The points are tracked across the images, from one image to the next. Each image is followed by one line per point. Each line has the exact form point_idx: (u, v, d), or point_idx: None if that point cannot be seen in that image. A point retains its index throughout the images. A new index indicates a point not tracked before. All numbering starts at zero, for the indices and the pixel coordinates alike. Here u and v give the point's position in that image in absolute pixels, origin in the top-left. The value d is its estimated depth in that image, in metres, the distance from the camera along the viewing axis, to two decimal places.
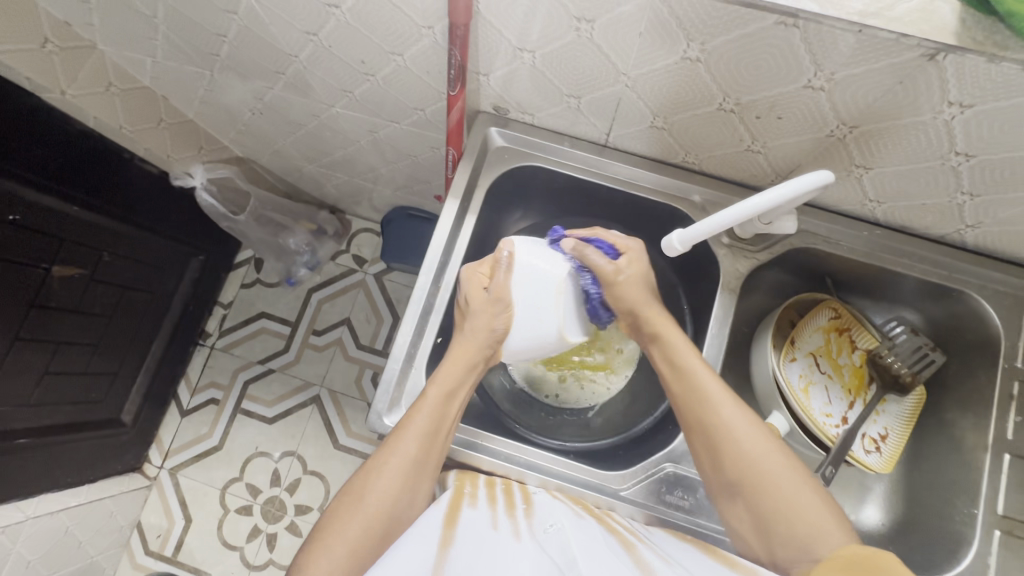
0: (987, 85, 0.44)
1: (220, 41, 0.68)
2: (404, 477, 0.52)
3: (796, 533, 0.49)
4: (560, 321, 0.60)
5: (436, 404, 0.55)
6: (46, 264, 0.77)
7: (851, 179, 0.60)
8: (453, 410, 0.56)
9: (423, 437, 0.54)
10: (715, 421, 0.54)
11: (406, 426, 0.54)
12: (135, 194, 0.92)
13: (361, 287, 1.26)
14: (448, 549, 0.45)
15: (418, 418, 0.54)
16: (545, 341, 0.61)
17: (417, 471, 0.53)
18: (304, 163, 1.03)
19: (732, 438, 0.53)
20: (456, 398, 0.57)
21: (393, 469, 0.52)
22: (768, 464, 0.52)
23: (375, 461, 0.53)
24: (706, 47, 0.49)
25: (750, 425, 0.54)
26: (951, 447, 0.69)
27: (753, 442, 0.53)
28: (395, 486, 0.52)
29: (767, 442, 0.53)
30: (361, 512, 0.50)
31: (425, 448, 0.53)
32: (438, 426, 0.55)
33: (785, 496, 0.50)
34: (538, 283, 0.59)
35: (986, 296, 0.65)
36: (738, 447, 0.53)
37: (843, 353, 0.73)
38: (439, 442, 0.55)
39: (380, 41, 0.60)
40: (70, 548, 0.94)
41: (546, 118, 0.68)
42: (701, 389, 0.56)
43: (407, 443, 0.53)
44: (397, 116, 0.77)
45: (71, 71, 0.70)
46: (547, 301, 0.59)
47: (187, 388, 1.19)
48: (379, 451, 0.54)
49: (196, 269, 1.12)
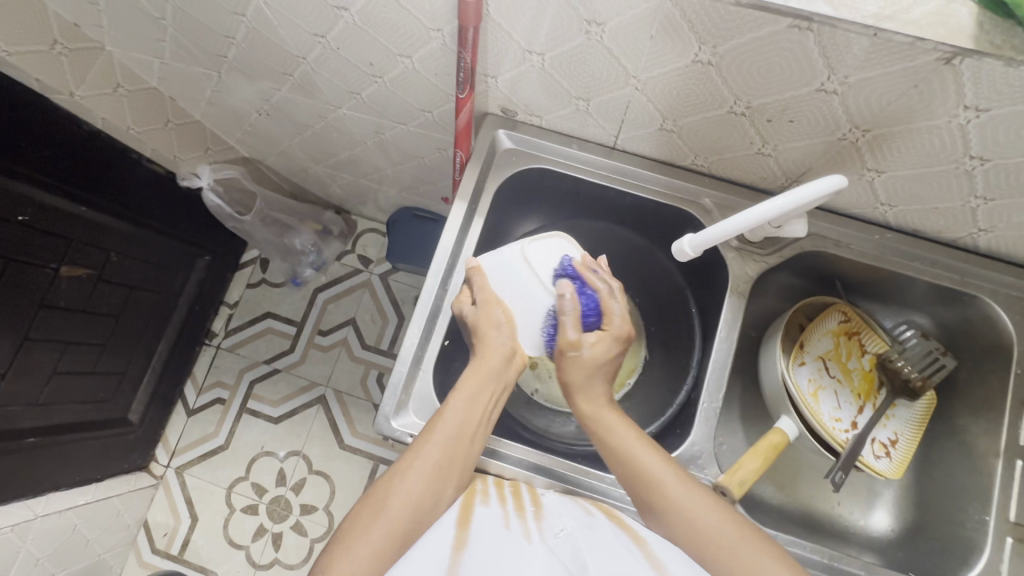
0: (1004, 90, 0.44)
1: (228, 43, 0.68)
2: (428, 482, 0.50)
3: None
4: (543, 283, 0.58)
5: (463, 409, 0.54)
6: (54, 265, 0.77)
7: (863, 182, 0.60)
8: (477, 417, 0.55)
9: (449, 442, 0.53)
10: (664, 497, 0.51)
11: (431, 432, 0.53)
12: (143, 195, 0.92)
13: (366, 287, 1.26)
14: (463, 550, 0.46)
15: (441, 424, 0.53)
16: (545, 308, 0.58)
17: (443, 475, 0.52)
18: (310, 163, 1.03)
19: (684, 516, 0.50)
20: (478, 403, 0.55)
21: (420, 470, 0.51)
22: (726, 538, 0.48)
23: (398, 468, 0.51)
24: (717, 50, 0.48)
25: (704, 502, 0.51)
26: (961, 452, 0.69)
27: (708, 517, 0.49)
28: (421, 486, 0.50)
29: (727, 517, 0.50)
30: (383, 521, 0.48)
31: (450, 454, 0.52)
32: (462, 432, 0.53)
33: (750, 569, 0.46)
34: (509, 271, 0.58)
35: (999, 301, 0.65)
36: (691, 524, 0.49)
37: (853, 357, 0.72)
38: (463, 448, 0.53)
39: (388, 43, 0.60)
40: (78, 546, 0.94)
41: (554, 120, 0.67)
42: (642, 467, 0.52)
43: (432, 447, 0.52)
44: (404, 118, 0.76)
45: (79, 72, 0.70)
46: (524, 274, 0.58)
47: (194, 388, 1.19)
48: (403, 458, 0.52)
49: (202, 269, 1.12)
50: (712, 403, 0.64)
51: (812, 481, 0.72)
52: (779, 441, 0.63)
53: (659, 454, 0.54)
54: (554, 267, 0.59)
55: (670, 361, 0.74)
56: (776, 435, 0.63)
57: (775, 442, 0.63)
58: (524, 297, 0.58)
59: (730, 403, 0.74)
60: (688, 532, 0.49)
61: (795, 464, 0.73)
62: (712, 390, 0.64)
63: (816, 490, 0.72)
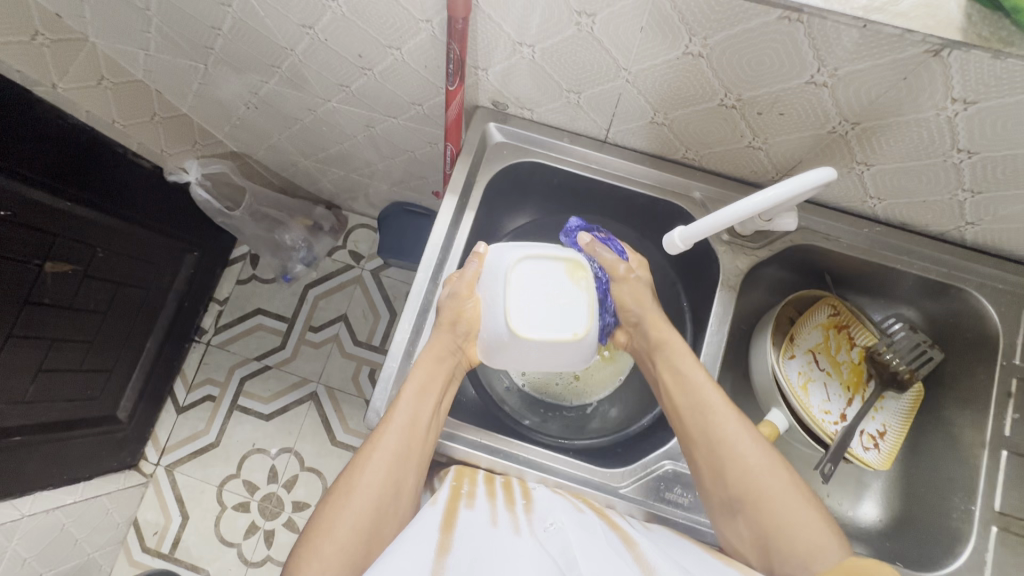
0: (991, 82, 0.44)
1: (214, 34, 0.67)
2: (386, 476, 0.52)
3: (798, 546, 0.49)
4: (507, 307, 0.55)
5: (415, 400, 0.55)
6: (38, 261, 0.76)
7: (852, 175, 0.60)
8: (431, 408, 0.56)
9: (405, 434, 0.54)
10: (721, 434, 0.54)
11: (388, 424, 0.54)
12: (129, 190, 0.91)
13: (358, 283, 1.25)
14: (447, 549, 0.45)
15: (395, 415, 0.54)
16: (500, 334, 0.56)
17: (400, 468, 0.52)
18: (300, 158, 1.02)
19: (736, 454, 0.53)
20: (431, 395, 0.56)
21: (377, 465, 0.52)
22: (769, 481, 0.52)
23: (356, 464, 0.53)
24: (708, 42, 0.48)
25: (754, 445, 0.54)
26: (948, 443, 0.69)
27: (756, 460, 0.53)
28: (380, 483, 0.51)
29: (773, 461, 0.54)
30: (345, 519, 0.49)
31: (409, 446, 0.53)
32: (416, 421, 0.54)
33: (784, 513, 0.51)
34: (495, 272, 0.57)
35: (986, 293, 0.65)
36: (740, 461, 0.53)
37: (842, 350, 0.73)
38: (419, 439, 0.54)
39: (377, 35, 0.60)
40: (66, 546, 0.93)
41: (545, 114, 0.67)
42: (702, 401, 0.56)
43: (389, 440, 0.53)
44: (394, 111, 0.76)
45: (62, 64, 0.69)
46: (499, 285, 0.56)
47: (184, 385, 1.18)
48: (360, 454, 0.53)
49: (190, 264, 1.11)
50: None
51: (802, 473, 0.73)
52: (769, 434, 0.65)
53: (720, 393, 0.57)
54: (530, 298, 0.55)
55: None
56: (766, 427, 0.65)
57: (765, 434, 0.64)
58: (493, 315, 0.56)
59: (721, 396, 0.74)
60: (737, 470, 0.53)
61: (785, 456, 0.74)
62: None
63: (806, 483, 0.73)
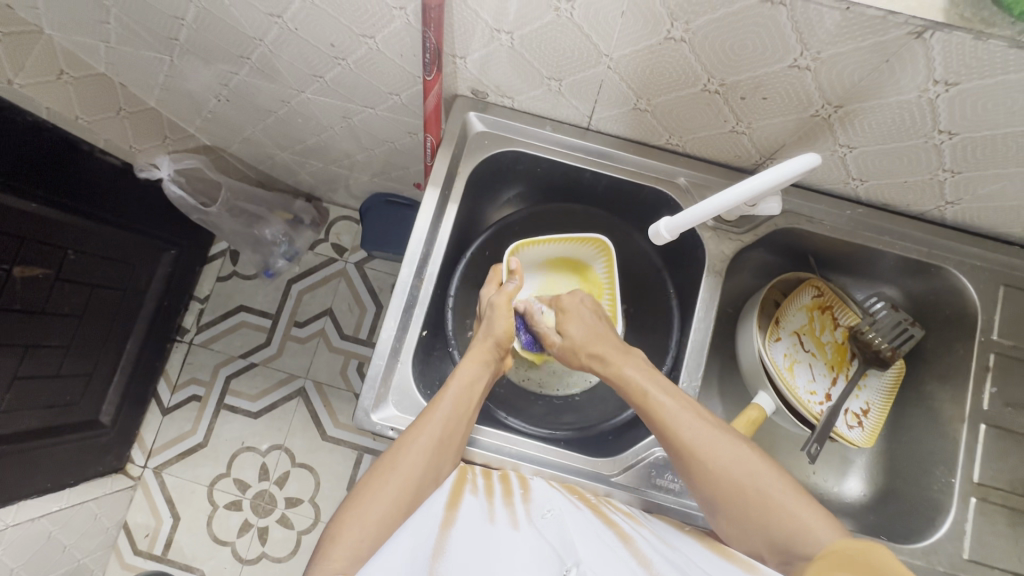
0: (972, 63, 0.44)
1: (178, 24, 0.64)
2: (432, 454, 0.55)
3: (781, 546, 0.47)
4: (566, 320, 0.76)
5: (461, 403, 0.58)
6: (6, 266, 0.73)
7: (835, 158, 0.60)
8: (475, 398, 0.60)
9: (447, 425, 0.57)
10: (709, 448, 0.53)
11: (432, 412, 0.57)
12: (98, 188, 0.88)
13: (341, 276, 1.23)
14: (450, 528, 0.45)
15: (439, 406, 0.57)
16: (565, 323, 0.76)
17: (438, 456, 0.55)
18: (277, 151, 0.99)
19: (731, 474, 0.51)
20: (476, 389, 0.61)
21: (419, 448, 0.54)
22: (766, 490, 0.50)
23: (402, 442, 0.56)
24: (690, 27, 0.47)
25: (750, 458, 0.52)
26: (928, 418, 0.71)
27: (753, 473, 0.51)
28: (417, 468, 0.54)
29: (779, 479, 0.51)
30: (382, 496, 0.53)
31: (446, 441, 0.56)
32: (462, 411, 0.58)
33: (783, 521, 0.48)
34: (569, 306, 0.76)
35: (965, 271, 0.66)
36: (730, 473, 0.51)
37: (826, 330, 0.74)
38: (458, 437, 0.57)
39: (350, 23, 0.58)
40: (55, 553, 0.92)
41: (526, 102, 0.66)
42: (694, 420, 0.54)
43: (433, 429, 0.56)
44: (372, 101, 0.74)
45: (18, 58, 0.66)
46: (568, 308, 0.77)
47: (168, 386, 1.17)
48: (408, 431, 0.56)
49: (168, 262, 1.08)
50: (691, 381, 0.65)
51: (789, 453, 0.75)
52: (758, 416, 0.64)
53: (690, 409, 0.56)
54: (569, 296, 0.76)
55: (652, 340, 0.75)
56: (755, 410, 0.65)
57: (754, 417, 0.64)
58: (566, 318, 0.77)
59: (709, 380, 0.76)
60: (722, 480, 0.51)
61: (772, 436, 0.75)
62: (691, 369, 0.65)
63: (793, 461, 0.74)
